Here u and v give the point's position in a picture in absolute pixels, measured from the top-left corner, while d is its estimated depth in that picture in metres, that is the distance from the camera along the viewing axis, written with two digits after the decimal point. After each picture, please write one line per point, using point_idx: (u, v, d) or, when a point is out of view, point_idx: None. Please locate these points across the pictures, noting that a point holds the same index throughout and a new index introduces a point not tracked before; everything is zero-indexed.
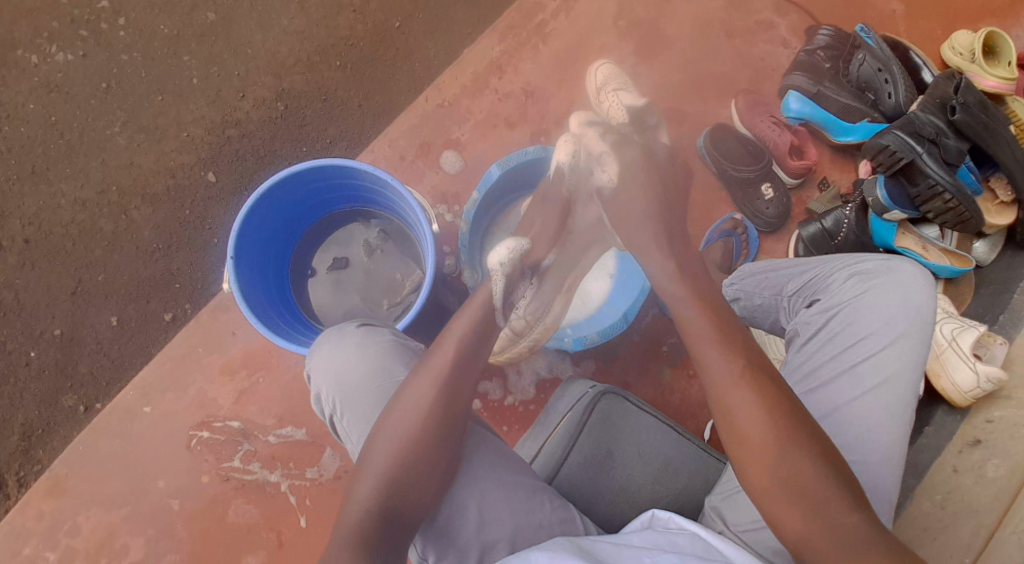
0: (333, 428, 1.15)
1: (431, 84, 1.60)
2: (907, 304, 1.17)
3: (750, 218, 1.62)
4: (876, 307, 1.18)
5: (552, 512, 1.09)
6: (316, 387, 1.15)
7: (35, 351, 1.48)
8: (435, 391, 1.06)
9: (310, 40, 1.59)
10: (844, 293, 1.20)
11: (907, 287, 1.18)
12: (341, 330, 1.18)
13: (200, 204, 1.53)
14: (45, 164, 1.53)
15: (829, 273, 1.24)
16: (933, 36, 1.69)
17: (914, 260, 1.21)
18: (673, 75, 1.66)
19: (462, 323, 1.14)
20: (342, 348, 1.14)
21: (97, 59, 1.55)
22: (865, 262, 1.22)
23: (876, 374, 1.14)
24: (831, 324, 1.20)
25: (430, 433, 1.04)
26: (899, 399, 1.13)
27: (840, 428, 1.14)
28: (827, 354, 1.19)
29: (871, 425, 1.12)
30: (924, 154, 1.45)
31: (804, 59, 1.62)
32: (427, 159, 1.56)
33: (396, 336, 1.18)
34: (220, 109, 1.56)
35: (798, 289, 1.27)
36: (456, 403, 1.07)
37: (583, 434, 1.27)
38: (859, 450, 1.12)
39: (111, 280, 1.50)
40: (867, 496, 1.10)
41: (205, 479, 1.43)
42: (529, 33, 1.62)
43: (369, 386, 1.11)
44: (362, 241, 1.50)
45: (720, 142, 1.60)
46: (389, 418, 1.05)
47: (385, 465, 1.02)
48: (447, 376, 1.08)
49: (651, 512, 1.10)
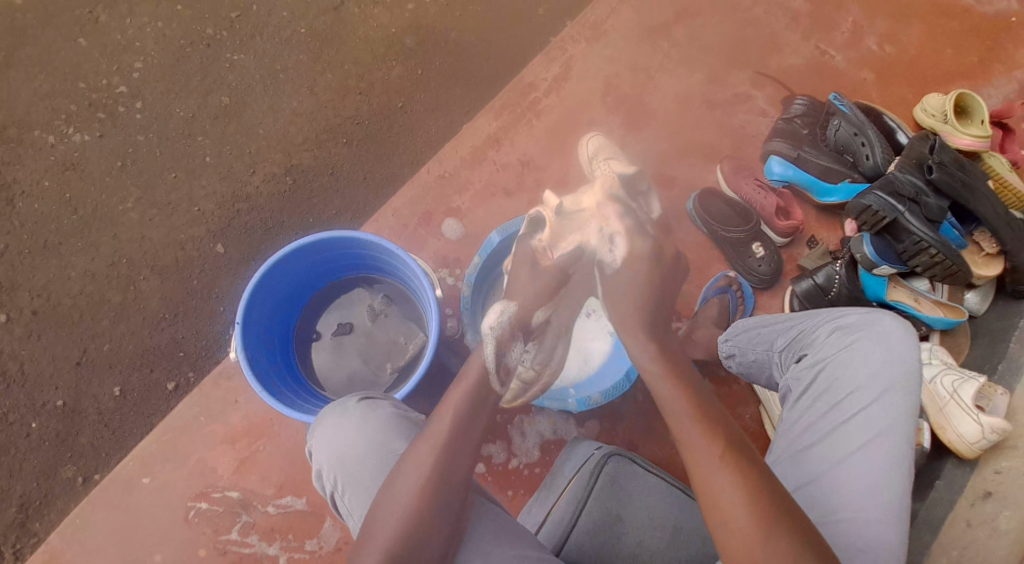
0: (335, 504, 1.14)
1: (432, 156, 1.67)
2: (890, 355, 1.19)
3: (744, 275, 1.66)
4: (862, 360, 1.20)
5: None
6: (318, 463, 1.15)
7: (36, 422, 1.47)
8: (432, 458, 1.05)
9: (317, 120, 1.68)
10: (829, 347, 1.23)
11: (889, 339, 1.20)
12: (342, 405, 1.18)
13: (208, 274, 1.57)
14: (58, 239, 1.57)
15: (814, 328, 1.27)
16: (905, 102, 1.79)
17: (895, 311, 1.23)
18: (661, 144, 1.75)
19: (458, 392, 1.13)
20: (342, 424, 1.14)
21: (113, 139, 1.63)
22: (846, 316, 1.25)
23: (867, 429, 1.15)
24: (820, 379, 1.22)
25: (429, 503, 1.03)
26: (893, 452, 1.14)
27: (836, 485, 1.14)
28: (818, 409, 1.20)
29: (866, 481, 1.13)
30: (905, 213, 1.51)
31: (783, 127, 1.72)
32: (429, 227, 1.61)
33: (397, 409, 1.18)
34: (230, 184, 1.62)
35: (787, 344, 1.30)
36: (455, 472, 1.06)
37: (590, 500, 1.27)
38: (859, 506, 1.12)
39: (117, 348, 1.52)
40: (872, 554, 1.10)
41: (202, 552, 1.40)
42: (523, 110, 1.71)
43: (371, 462, 1.11)
44: (366, 306, 1.52)
45: (709, 206, 1.67)
46: (388, 491, 1.05)
47: (384, 540, 1.01)
48: (445, 444, 1.07)
49: None
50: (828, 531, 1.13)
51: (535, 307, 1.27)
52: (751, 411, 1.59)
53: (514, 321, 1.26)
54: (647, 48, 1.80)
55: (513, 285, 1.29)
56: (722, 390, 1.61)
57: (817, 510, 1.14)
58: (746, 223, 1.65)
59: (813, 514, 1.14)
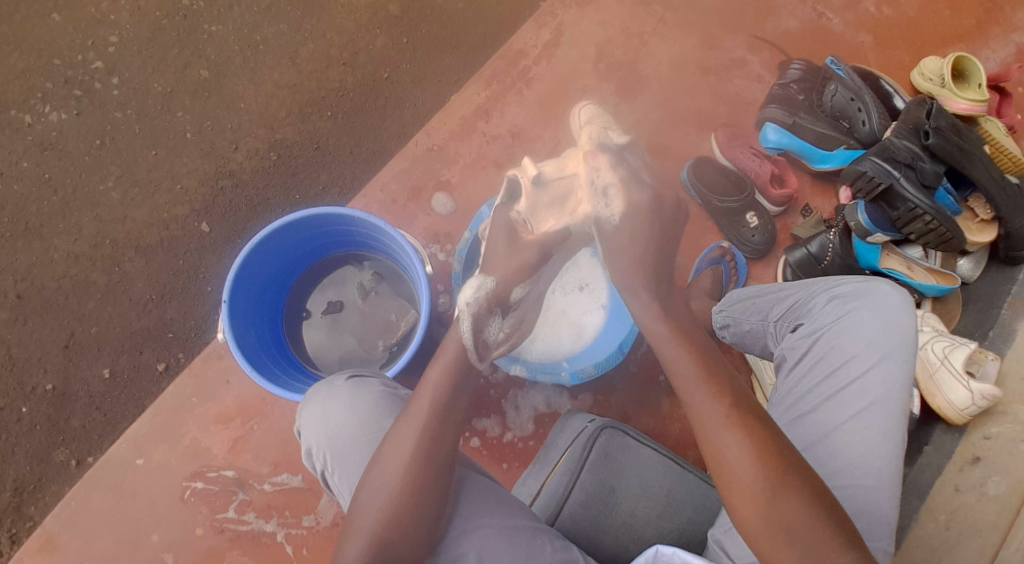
0: (326, 482, 1.15)
1: (420, 129, 1.64)
2: (886, 324, 1.19)
3: (737, 246, 1.65)
4: (857, 329, 1.20)
5: (552, 554, 1.06)
6: (306, 443, 1.15)
7: (27, 407, 1.47)
8: (415, 440, 1.05)
9: (300, 93, 1.64)
10: (825, 316, 1.23)
11: (885, 307, 1.20)
12: (330, 383, 1.17)
13: (193, 253, 1.55)
14: (40, 220, 1.54)
15: (810, 298, 1.27)
16: (902, 66, 1.76)
17: (892, 280, 1.23)
18: (654, 113, 1.71)
19: (437, 372, 1.11)
20: (327, 404, 1.14)
21: (91, 116, 1.59)
22: (843, 285, 1.25)
23: (863, 397, 1.16)
24: (816, 348, 1.23)
25: (413, 485, 1.03)
26: (888, 420, 1.14)
27: (831, 452, 1.15)
28: (814, 378, 1.21)
29: (861, 448, 1.14)
30: (901, 179, 1.48)
31: (778, 92, 1.69)
32: (419, 202, 1.58)
33: (385, 386, 1.17)
34: (213, 160, 1.59)
35: (783, 314, 1.30)
36: (439, 453, 1.06)
37: (583, 472, 1.27)
38: (853, 473, 1.13)
39: (105, 331, 1.50)
40: (864, 521, 1.11)
41: (199, 531, 1.41)
42: (513, 79, 1.67)
43: (359, 441, 1.11)
44: (356, 283, 1.50)
45: (703, 174, 1.65)
46: (372, 473, 1.05)
47: (370, 521, 1.02)
48: (427, 424, 1.06)
49: (655, 549, 1.10)
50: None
51: (514, 284, 1.22)
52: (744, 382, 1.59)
53: (494, 296, 1.21)
54: (640, 12, 1.75)
55: (490, 259, 1.25)
56: None
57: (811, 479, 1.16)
58: (740, 192, 1.63)
59: None
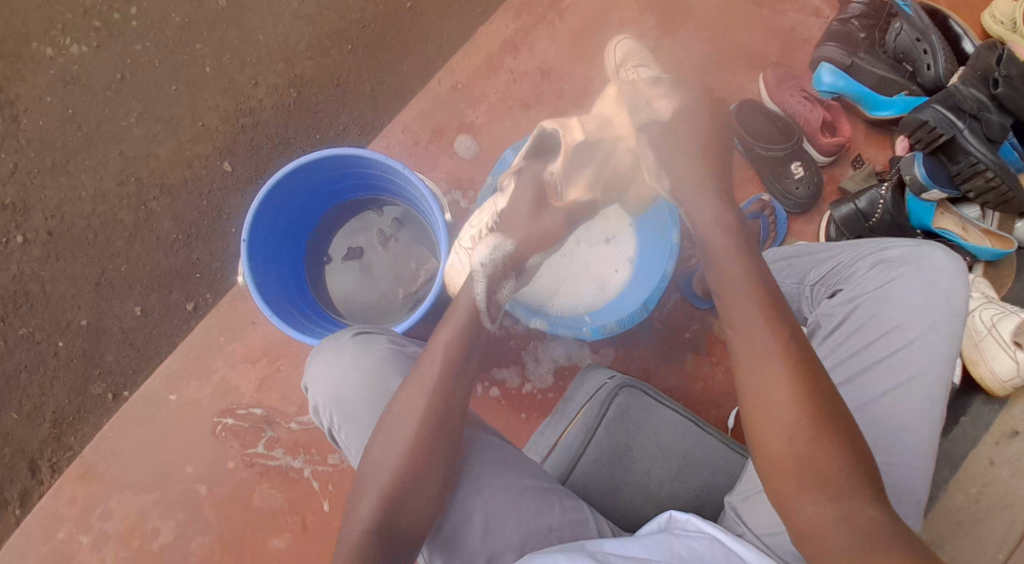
0: (333, 437, 1.16)
1: (444, 66, 1.57)
2: (935, 292, 1.11)
3: (779, 200, 1.55)
4: (903, 296, 1.12)
5: (561, 516, 1.06)
6: (313, 400, 1.16)
7: (63, 342, 1.51)
8: (424, 403, 1.03)
9: (320, 23, 1.57)
10: (868, 282, 1.16)
11: (935, 274, 1.12)
12: (337, 339, 1.17)
13: (217, 193, 1.54)
14: (66, 156, 1.54)
15: (853, 262, 1.19)
16: (972, 6, 1.62)
17: (945, 245, 1.15)
18: (698, 49, 1.59)
19: (448, 333, 1.09)
20: (334, 361, 1.14)
21: (111, 49, 1.55)
22: (890, 249, 1.17)
23: (903, 369, 1.09)
24: (854, 316, 1.15)
25: (423, 446, 1.02)
26: (928, 394, 1.07)
27: (863, 426, 1.09)
28: (850, 347, 1.13)
29: (896, 424, 1.07)
30: (965, 130, 1.36)
31: (837, 30, 1.55)
32: (441, 143, 1.53)
33: (392, 343, 1.16)
34: (232, 97, 1.55)
35: (821, 278, 1.23)
36: (449, 413, 1.04)
37: (600, 429, 1.20)
38: (888, 449, 1.06)
39: (134, 270, 1.52)
40: (895, 499, 1.05)
41: (231, 464, 1.44)
42: (544, 9, 1.57)
43: (364, 398, 1.10)
44: (376, 230, 1.47)
45: (748, 118, 1.54)
46: (382, 432, 1.04)
47: (380, 483, 1.00)
48: (437, 386, 1.04)
49: (668, 514, 1.05)
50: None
51: (533, 250, 1.20)
52: None
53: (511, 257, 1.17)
54: None
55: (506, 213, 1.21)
56: None
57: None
58: (788, 140, 1.53)
59: None
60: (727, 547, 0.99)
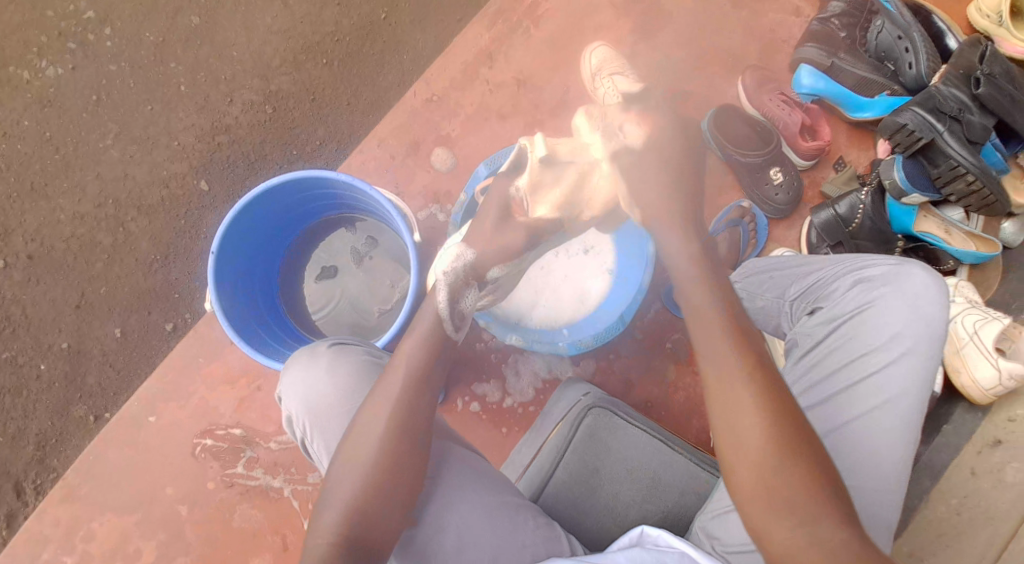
0: (306, 450, 1.13)
1: (418, 78, 1.56)
2: (916, 315, 1.07)
3: (760, 205, 1.53)
4: (882, 318, 1.08)
5: (535, 531, 1.05)
6: (288, 409, 1.13)
7: (44, 364, 1.52)
8: (389, 412, 1.02)
9: (294, 38, 1.57)
10: (847, 302, 1.12)
11: (916, 296, 1.08)
12: (312, 349, 1.15)
13: (195, 213, 1.54)
14: (44, 180, 1.54)
15: (834, 279, 1.15)
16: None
17: (926, 264, 1.11)
18: (675, 53, 1.57)
19: (411, 344, 1.09)
20: (311, 370, 1.11)
21: (86, 70, 1.55)
22: (871, 268, 1.13)
23: (880, 392, 1.05)
24: (832, 336, 1.12)
25: (391, 456, 1.00)
26: (905, 418, 1.04)
27: (838, 451, 1.05)
28: (826, 368, 1.10)
29: (872, 449, 1.03)
30: (944, 133, 1.33)
31: (818, 29, 1.53)
32: (417, 157, 1.51)
33: (368, 354, 1.15)
34: (208, 116, 1.55)
35: (801, 293, 1.19)
36: (416, 422, 1.03)
37: (569, 452, 1.18)
38: (860, 474, 1.03)
39: (113, 290, 1.53)
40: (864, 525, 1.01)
41: (211, 485, 1.46)
42: (519, 18, 1.55)
43: (337, 409, 1.08)
44: (349, 249, 1.46)
45: (725, 124, 1.49)
46: (349, 441, 1.02)
47: (345, 496, 0.98)
48: (400, 396, 1.03)
49: (639, 529, 1.03)
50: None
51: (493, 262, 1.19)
52: None
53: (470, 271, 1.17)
54: None
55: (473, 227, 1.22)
56: None
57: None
58: (766, 145, 1.49)
59: None
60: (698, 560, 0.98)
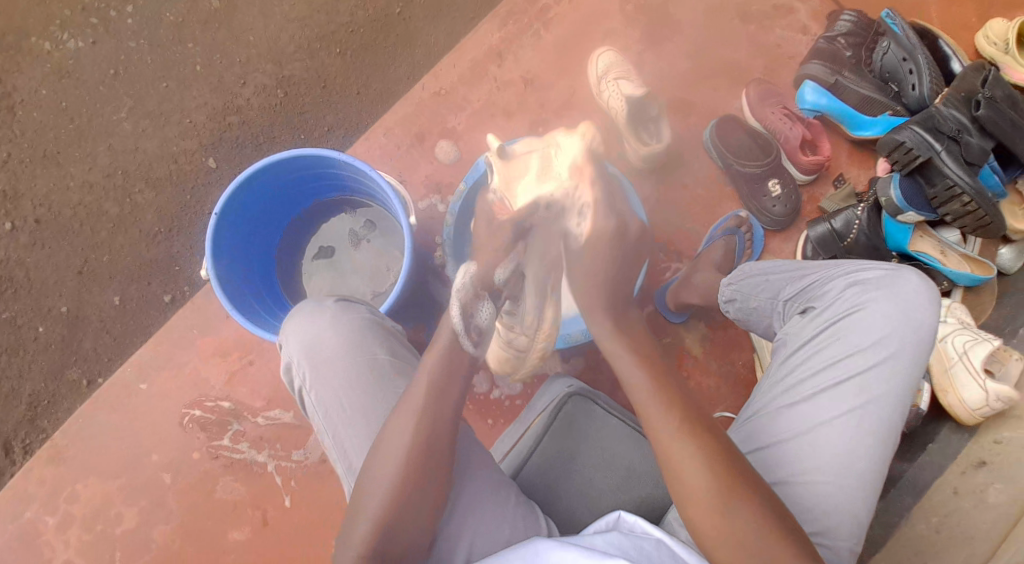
0: (300, 399, 1.08)
1: (428, 71, 1.59)
2: (905, 320, 1.07)
3: (757, 216, 1.54)
4: (872, 321, 1.08)
5: (515, 506, 1.05)
6: (287, 355, 1.09)
7: (43, 327, 1.55)
8: (413, 428, 0.99)
9: (310, 26, 1.61)
10: (840, 303, 1.11)
11: (907, 301, 1.08)
12: (319, 302, 1.12)
13: (202, 188, 1.58)
14: (57, 148, 1.58)
15: (828, 280, 1.14)
16: (963, 26, 1.62)
17: (921, 272, 1.11)
18: (681, 63, 1.59)
19: (431, 365, 1.04)
20: (318, 321, 1.08)
21: (107, 45, 1.60)
22: (867, 271, 1.12)
23: (863, 392, 1.05)
24: (821, 336, 1.11)
25: (414, 473, 0.97)
26: (885, 419, 1.04)
27: (814, 447, 1.04)
28: (813, 365, 1.09)
29: (850, 446, 1.03)
30: (942, 153, 1.35)
31: (824, 47, 1.55)
32: (421, 148, 1.55)
33: (374, 315, 1.12)
34: (222, 96, 1.59)
35: (795, 294, 1.18)
36: (439, 440, 1.00)
37: (546, 436, 1.19)
38: (836, 468, 1.03)
39: (116, 260, 1.56)
40: (834, 518, 1.02)
41: (197, 455, 1.47)
42: (530, 19, 1.58)
43: (343, 362, 1.06)
44: (348, 230, 1.48)
45: (727, 135, 1.53)
46: (378, 457, 0.98)
47: (372, 513, 0.96)
48: (424, 414, 1.00)
49: (616, 514, 0.99)
50: (795, 490, 1.03)
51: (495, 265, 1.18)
52: (745, 358, 1.52)
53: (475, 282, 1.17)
54: None
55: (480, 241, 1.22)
56: (718, 335, 1.53)
57: (786, 467, 1.05)
58: (766, 156, 1.52)
59: (781, 472, 1.05)
60: (676, 550, 0.92)
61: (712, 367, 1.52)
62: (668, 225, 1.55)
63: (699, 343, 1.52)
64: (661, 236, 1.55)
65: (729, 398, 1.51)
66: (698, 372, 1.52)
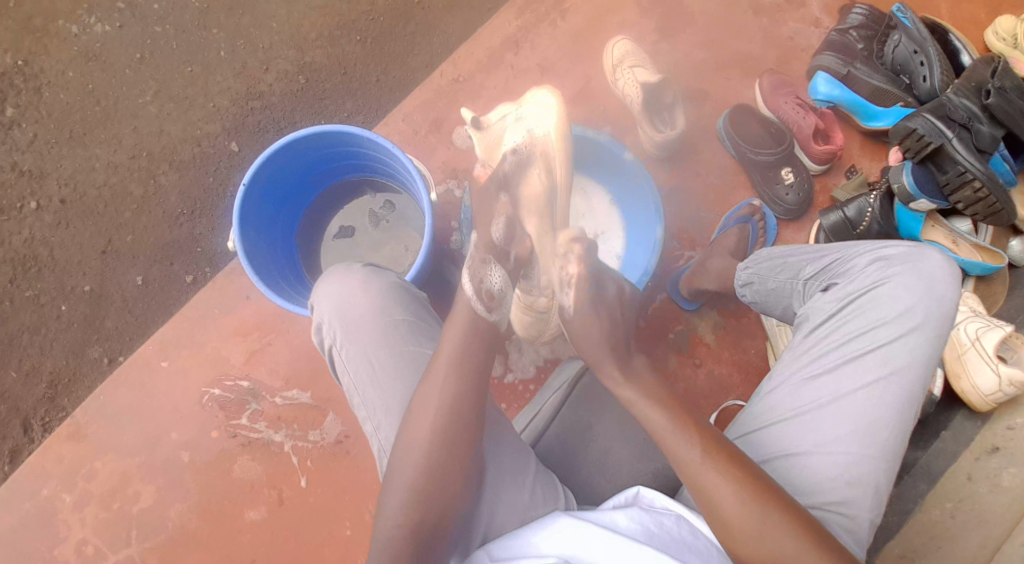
0: (330, 359, 1.11)
1: (447, 59, 1.62)
2: (928, 294, 1.09)
3: (769, 204, 1.56)
4: (895, 296, 1.10)
5: (535, 474, 1.06)
6: (318, 316, 1.12)
7: (65, 305, 1.57)
8: (442, 398, 0.99)
9: (331, 14, 1.64)
10: (864, 278, 1.13)
11: (930, 277, 1.10)
12: (348, 265, 1.15)
13: (223, 171, 1.60)
14: (83, 129, 1.61)
15: (850, 258, 1.16)
16: (973, 20, 1.64)
17: (942, 251, 1.13)
18: (696, 54, 1.62)
19: (454, 333, 1.04)
20: (348, 281, 1.11)
21: (132, 29, 1.64)
22: (890, 248, 1.14)
23: (886, 364, 1.07)
24: (845, 310, 1.12)
25: (446, 442, 0.97)
26: (907, 392, 1.06)
27: (837, 418, 1.06)
28: (838, 339, 1.11)
29: (871, 416, 1.05)
30: (953, 139, 1.36)
31: (836, 39, 1.57)
32: (439, 134, 1.57)
33: (400, 279, 1.15)
34: (244, 81, 1.62)
35: (816, 272, 1.19)
36: (465, 412, 0.99)
37: (564, 410, 1.20)
38: (858, 439, 1.04)
39: (139, 240, 1.59)
40: (856, 487, 1.03)
41: (215, 434, 1.49)
42: (547, 9, 1.61)
43: (373, 321, 1.08)
44: (368, 210, 1.52)
45: (742, 125, 1.56)
46: (409, 427, 0.99)
47: (406, 480, 0.96)
48: (452, 384, 0.99)
49: (634, 490, 1.03)
50: (818, 460, 1.04)
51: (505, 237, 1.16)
52: (758, 345, 1.54)
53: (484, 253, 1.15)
54: None
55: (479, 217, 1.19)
56: (731, 322, 1.55)
57: (809, 438, 1.06)
58: (779, 145, 1.54)
59: (803, 442, 1.06)
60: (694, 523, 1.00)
61: (725, 353, 1.54)
62: (682, 213, 1.58)
63: (712, 330, 1.54)
64: (674, 224, 1.57)
65: (742, 383, 1.52)
66: (711, 357, 1.53)
